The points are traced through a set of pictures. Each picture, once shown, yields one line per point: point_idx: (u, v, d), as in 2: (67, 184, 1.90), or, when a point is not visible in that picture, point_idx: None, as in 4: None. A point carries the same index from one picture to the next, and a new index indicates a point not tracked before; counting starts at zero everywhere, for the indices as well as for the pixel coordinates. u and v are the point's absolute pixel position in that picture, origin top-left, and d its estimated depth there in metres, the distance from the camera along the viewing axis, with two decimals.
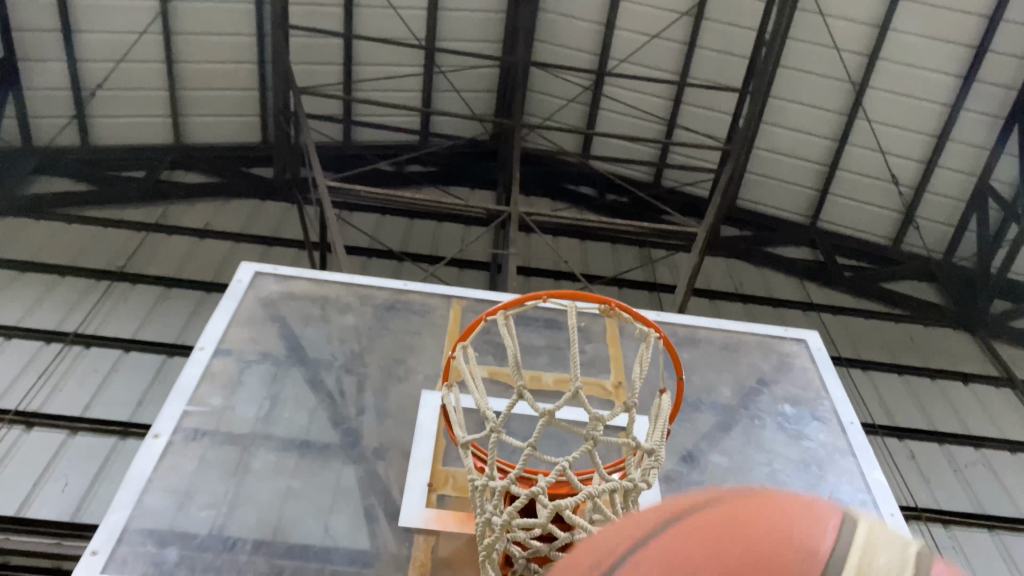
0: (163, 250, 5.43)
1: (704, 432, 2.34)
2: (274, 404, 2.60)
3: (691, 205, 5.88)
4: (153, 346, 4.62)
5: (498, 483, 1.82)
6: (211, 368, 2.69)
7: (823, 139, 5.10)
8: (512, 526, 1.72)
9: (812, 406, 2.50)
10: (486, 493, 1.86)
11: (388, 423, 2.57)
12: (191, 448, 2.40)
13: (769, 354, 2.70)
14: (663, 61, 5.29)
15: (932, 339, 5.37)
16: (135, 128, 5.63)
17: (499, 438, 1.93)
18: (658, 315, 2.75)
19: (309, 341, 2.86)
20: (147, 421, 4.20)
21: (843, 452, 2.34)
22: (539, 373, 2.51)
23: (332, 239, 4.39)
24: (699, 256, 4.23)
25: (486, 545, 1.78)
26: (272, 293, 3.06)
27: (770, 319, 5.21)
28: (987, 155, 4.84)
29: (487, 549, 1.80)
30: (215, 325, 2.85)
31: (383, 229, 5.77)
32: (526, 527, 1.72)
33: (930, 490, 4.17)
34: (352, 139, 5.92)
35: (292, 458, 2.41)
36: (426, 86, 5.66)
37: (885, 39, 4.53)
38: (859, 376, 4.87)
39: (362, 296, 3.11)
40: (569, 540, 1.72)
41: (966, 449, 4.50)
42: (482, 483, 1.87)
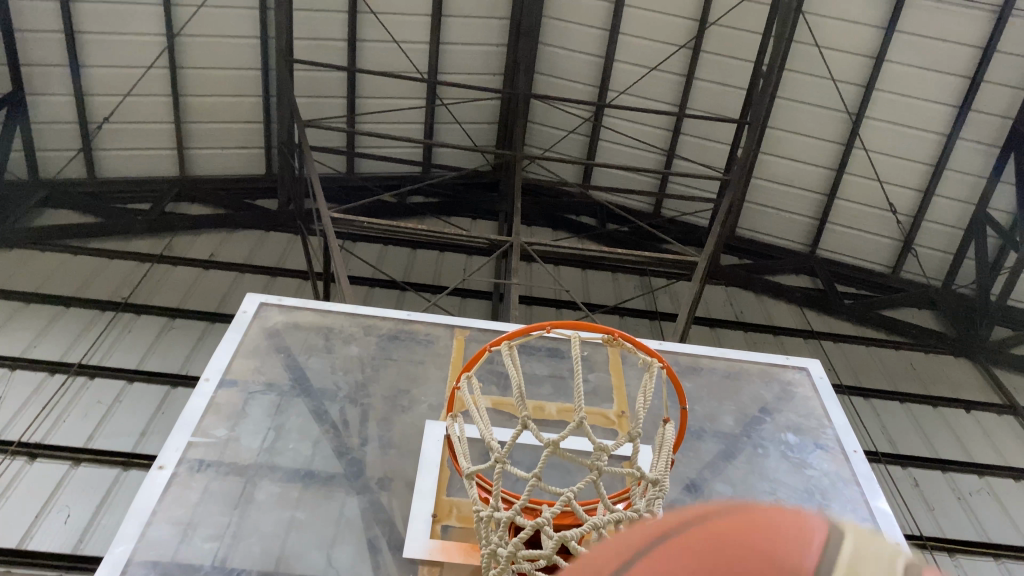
0: (167, 280, 5.48)
1: (707, 461, 2.36)
2: (278, 434, 2.62)
3: (691, 234, 5.94)
4: (157, 376, 4.64)
5: (503, 514, 1.83)
6: (215, 399, 2.71)
7: (821, 168, 5.17)
8: (517, 558, 1.74)
9: (814, 435, 2.52)
10: (490, 524, 1.87)
11: (392, 452, 2.60)
12: (195, 480, 2.41)
13: (772, 383, 2.72)
14: (662, 93, 5.38)
15: (933, 365, 5.36)
16: (142, 160, 5.74)
17: (504, 468, 1.96)
18: (660, 344, 2.77)
19: (313, 372, 2.89)
20: (151, 452, 4.21)
21: (846, 481, 2.36)
22: (542, 403, 2.54)
23: (336, 269, 4.44)
24: (699, 285, 4.27)
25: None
26: (277, 324, 3.10)
27: (771, 347, 5.23)
28: (983, 182, 4.91)
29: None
30: (220, 356, 2.89)
31: (386, 259, 5.83)
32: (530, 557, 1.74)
33: (934, 518, 4.17)
34: (354, 171, 6.00)
35: (295, 489, 2.43)
36: (427, 117, 5.75)
37: (880, 70, 4.62)
38: (860, 404, 4.88)
39: (366, 327, 3.15)
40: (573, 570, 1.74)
41: (970, 476, 4.48)
42: (487, 514, 1.88)
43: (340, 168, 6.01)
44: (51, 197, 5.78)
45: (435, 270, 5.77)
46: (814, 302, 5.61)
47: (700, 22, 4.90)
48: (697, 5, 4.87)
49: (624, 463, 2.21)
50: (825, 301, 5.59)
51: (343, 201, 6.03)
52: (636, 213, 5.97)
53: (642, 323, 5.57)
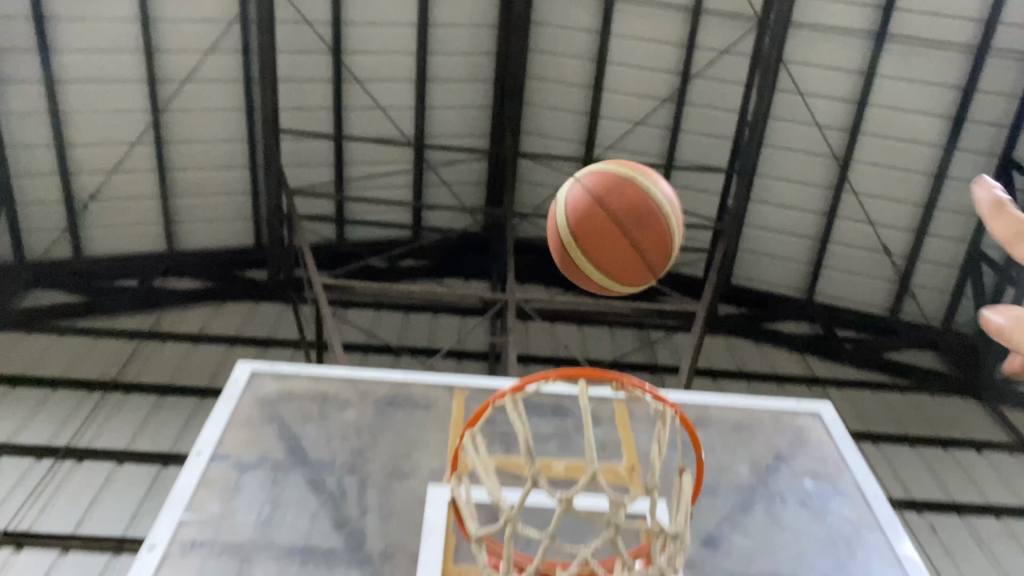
0: (157, 358, 5.35)
1: (725, 514, 2.65)
2: (275, 507, 2.61)
3: (686, 285, 6.25)
4: (147, 456, 4.50)
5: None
6: (209, 474, 2.71)
7: (810, 214, 5.53)
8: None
9: (833, 481, 2.85)
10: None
11: (393, 521, 2.58)
12: (188, 559, 2.39)
13: (784, 430, 3.10)
14: (646, 146, 5.48)
15: (945, 410, 5.69)
16: (129, 237, 5.63)
17: (515, 530, 1.97)
18: (668, 396, 3.15)
19: (310, 442, 2.90)
20: (143, 534, 4.08)
21: (869, 527, 2.66)
22: (550, 461, 2.58)
23: (328, 336, 4.38)
24: (699, 335, 4.61)
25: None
26: (269, 394, 3.13)
27: (772, 394, 5.54)
28: (974, 224, 5.27)
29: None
30: (212, 429, 2.90)
31: (380, 323, 5.81)
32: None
33: (956, 566, 4.36)
34: (344, 238, 6.00)
35: (294, 564, 2.41)
36: (417, 182, 5.75)
37: (865, 114, 4.98)
38: (871, 450, 5.16)
39: (362, 392, 3.18)
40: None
41: (988, 520, 4.73)
42: None
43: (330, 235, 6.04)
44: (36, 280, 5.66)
45: (430, 332, 5.76)
46: (815, 347, 6.00)
47: (682, 75, 5.04)
48: (676, 59, 5.04)
49: (641, 518, 2.26)
50: (826, 346, 5.97)
51: (330, 267, 5.99)
52: None
53: (643, 377, 5.53)
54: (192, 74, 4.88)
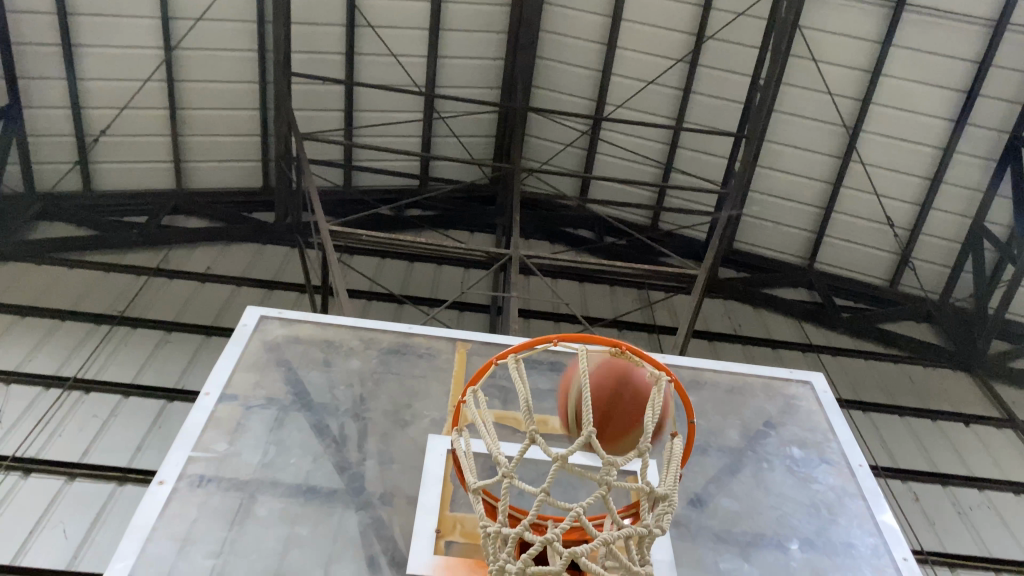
0: (164, 294, 5.42)
1: (712, 476, 2.75)
2: (279, 449, 2.71)
3: (688, 247, 6.35)
4: (153, 391, 4.60)
5: (510, 531, 1.97)
6: (217, 413, 2.81)
7: (817, 182, 5.57)
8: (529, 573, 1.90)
9: (820, 449, 2.96)
10: (500, 539, 2.01)
11: (393, 467, 2.69)
12: (195, 494, 2.49)
13: (775, 397, 3.19)
14: (658, 107, 5.50)
15: (936, 382, 5.81)
16: (139, 173, 5.71)
17: (512, 484, 2.06)
18: (664, 359, 3.24)
19: (315, 387, 2.99)
20: (147, 466, 4.20)
21: (852, 495, 2.76)
22: (546, 417, 2.68)
23: (334, 282, 4.46)
24: (698, 298, 4.69)
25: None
26: (277, 337, 3.22)
27: (767, 360, 5.65)
28: (980, 199, 5.31)
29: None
30: (220, 370, 2.99)
31: (384, 272, 5.88)
32: (543, 570, 1.89)
33: (936, 534, 4.50)
34: (352, 184, 6.05)
35: (297, 504, 2.51)
36: (426, 131, 5.77)
37: (877, 84, 4.98)
38: (860, 417, 5.29)
39: (367, 340, 3.26)
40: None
41: (970, 491, 4.86)
42: (495, 531, 2.01)
43: (338, 181, 6.08)
44: (46, 212, 5.72)
45: (433, 282, 5.84)
46: (813, 315, 6.09)
47: (697, 36, 5.03)
48: (693, 19, 5.01)
49: (630, 476, 2.39)
50: (824, 314, 6.07)
51: (338, 213, 6.06)
52: (635, 226, 6.35)
53: (640, 337, 5.74)
54: (204, 12, 4.81)
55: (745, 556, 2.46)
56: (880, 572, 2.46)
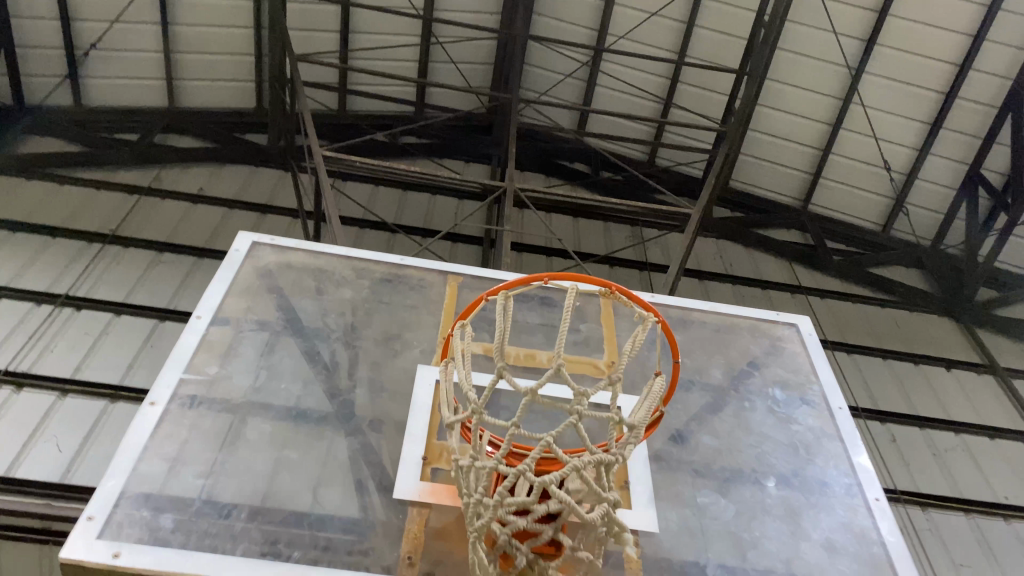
0: (156, 214, 5.39)
1: (695, 413, 2.81)
2: (270, 374, 2.75)
3: (683, 185, 6.35)
4: (145, 310, 4.61)
5: (486, 463, 2.04)
6: (209, 336, 2.84)
7: (816, 122, 5.53)
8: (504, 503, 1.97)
9: (800, 389, 3.02)
10: (475, 472, 2.06)
11: (382, 396, 2.74)
12: (186, 415, 2.54)
13: (761, 338, 3.24)
14: (660, 40, 5.41)
15: (919, 325, 5.97)
16: (131, 89, 5.61)
17: (482, 417, 2.12)
18: (653, 298, 3.27)
19: (306, 314, 3.03)
20: (139, 385, 4.25)
21: (828, 436, 2.82)
22: (533, 352, 2.76)
23: (327, 208, 4.45)
24: (691, 237, 4.72)
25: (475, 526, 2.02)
26: (269, 263, 3.24)
27: (755, 299, 5.71)
28: (978, 147, 5.30)
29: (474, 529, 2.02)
30: (212, 294, 3.02)
31: (377, 200, 5.88)
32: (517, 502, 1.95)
33: (910, 475, 4.62)
34: (347, 108, 5.98)
35: (287, 428, 2.56)
36: (423, 56, 5.67)
37: (884, 25, 4.89)
38: (843, 359, 5.39)
39: (359, 270, 3.29)
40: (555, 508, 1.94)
41: (947, 434, 4.99)
42: (468, 464, 2.09)
43: (332, 104, 6.00)
44: (37, 126, 5.64)
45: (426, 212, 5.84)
46: (803, 256, 6.15)
47: None
48: None
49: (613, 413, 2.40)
50: (815, 257, 6.13)
51: (332, 138, 6.01)
52: (631, 162, 6.35)
53: (632, 274, 5.78)
54: None
55: (722, 492, 2.53)
56: (853, 510, 2.55)
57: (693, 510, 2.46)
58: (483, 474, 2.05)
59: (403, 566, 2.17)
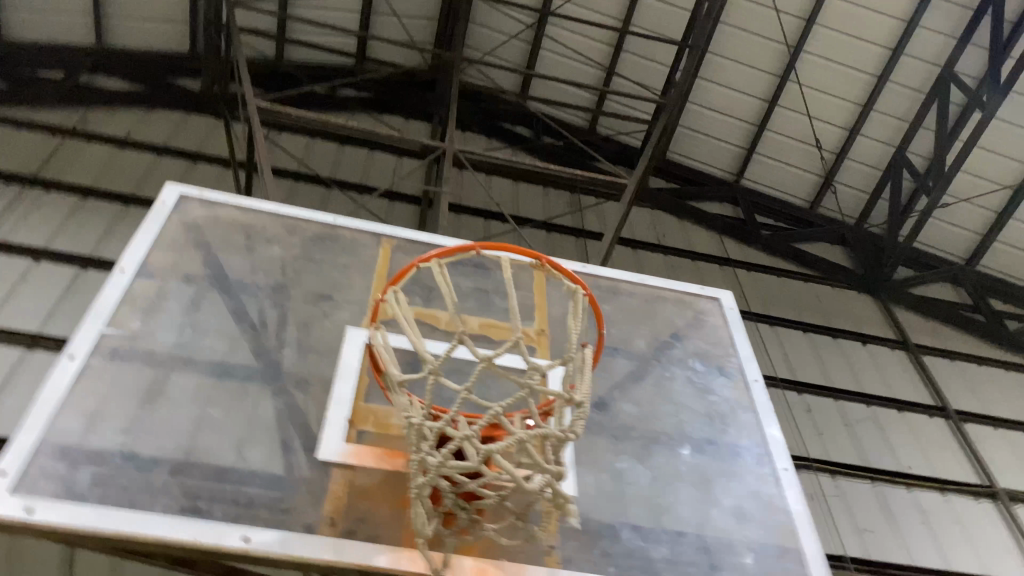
0: (80, 158, 5.20)
1: (617, 382, 2.88)
2: (195, 331, 2.72)
3: (622, 153, 6.44)
4: (67, 257, 4.49)
5: (433, 425, 2.07)
6: (132, 290, 2.79)
7: (754, 99, 5.63)
8: (445, 467, 2.00)
9: (719, 361, 3.13)
10: (421, 432, 2.08)
11: (311, 356, 2.74)
12: (107, 370, 2.49)
13: (685, 310, 3.33)
14: (606, 6, 5.41)
15: (839, 301, 6.27)
16: (55, 25, 5.35)
17: (435, 381, 2.15)
18: (583, 268, 3.33)
19: (234, 270, 2.99)
20: (58, 333, 4.14)
21: (743, 407, 2.94)
22: (465, 317, 2.79)
23: (260, 160, 4.37)
24: (627, 206, 4.81)
25: (419, 483, 2.07)
26: (197, 218, 3.19)
27: (686, 271, 5.85)
28: (904, 131, 5.49)
29: (418, 486, 2.06)
30: (136, 247, 2.95)
31: (313, 154, 5.78)
32: (459, 469, 2.00)
33: (821, 443, 4.83)
34: (284, 57, 5.84)
35: (211, 386, 2.54)
36: (366, 8, 5.56)
37: (824, 6, 4.97)
38: (767, 331, 5.60)
39: (290, 228, 3.25)
40: (492, 478, 1.99)
41: (859, 405, 5.28)
42: (416, 423, 2.11)
43: (270, 52, 5.85)
44: None
45: (363, 169, 5.78)
46: (734, 229, 6.33)
47: None
48: None
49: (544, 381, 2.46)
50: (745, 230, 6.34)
51: (268, 88, 5.87)
52: (572, 127, 6.39)
53: (568, 241, 5.85)
54: None
55: (639, 458, 2.62)
56: (762, 480, 2.68)
57: (611, 474, 2.54)
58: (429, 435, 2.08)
59: (324, 525, 2.20)
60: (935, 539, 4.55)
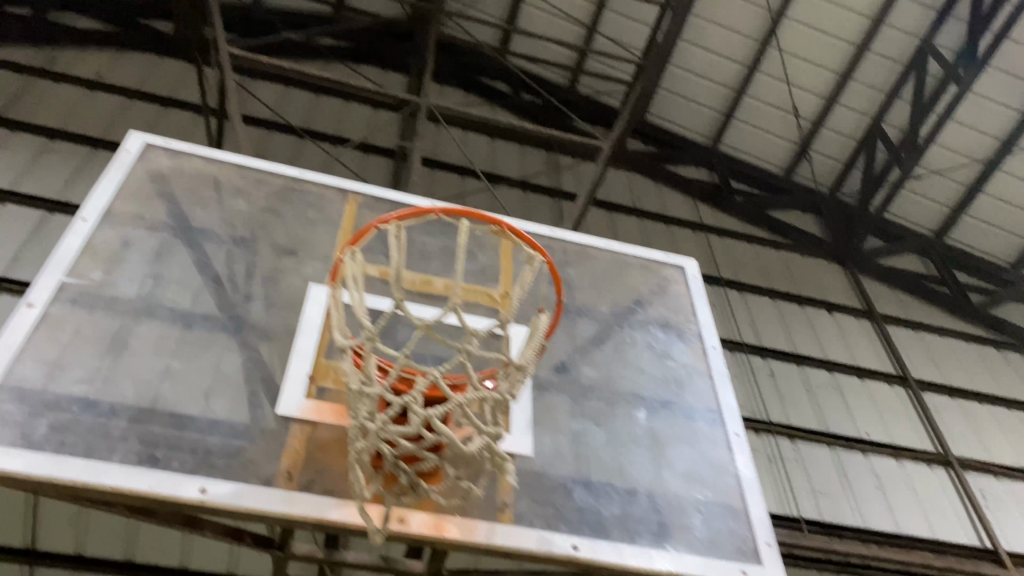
0: (47, 98, 5.09)
1: (578, 345, 2.92)
2: (158, 282, 2.70)
3: (601, 114, 6.43)
4: (33, 200, 4.42)
5: (373, 389, 2.13)
6: (94, 240, 2.76)
7: (735, 63, 5.60)
8: (387, 431, 2.08)
9: (680, 327, 3.17)
10: (362, 399, 2.14)
11: (275, 311, 2.74)
12: (67, 320, 2.48)
13: (650, 276, 3.36)
14: None
15: (808, 269, 6.33)
16: None
17: (375, 345, 2.22)
18: (551, 232, 3.36)
19: (200, 222, 2.97)
20: (23, 278, 4.09)
21: (700, 373, 3.00)
22: (429, 278, 2.80)
23: (230, 108, 4.30)
24: (602, 168, 4.81)
25: (359, 448, 2.13)
26: (163, 168, 3.16)
27: (659, 234, 5.88)
28: (881, 101, 5.50)
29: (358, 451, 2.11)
30: (99, 196, 2.92)
31: (287, 103, 5.70)
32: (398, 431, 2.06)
33: (783, 408, 4.89)
34: (260, 2, 5.72)
35: (172, 338, 2.54)
36: None
37: None
38: (735, 297, 5.66)
39: (257, 181, 3.23)
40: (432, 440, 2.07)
41: (821, 372, 5.37)
42: (358, 387, 2.17)
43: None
44: None
45: (338, 121, 5.72)
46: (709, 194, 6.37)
47: None
48: None
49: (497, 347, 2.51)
50: (719, 196, 6.42)
51: (243, 33, 5.76)
52: (551, 85, 6.35)
53: (542, 200, 5.86)
54: None
55: (595, 420, 2.67)
56: (715, 444, 2.74)
57: (568, 436, 2.59)
58: (370, 400, 2.14)
59: (281, 478, 2.22)
60: (888, 502, 4.66)
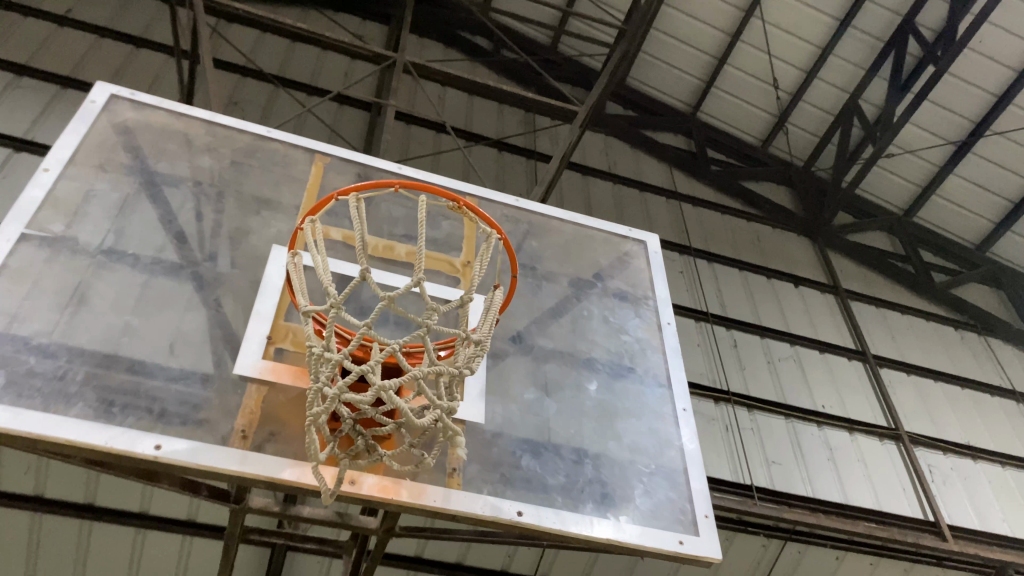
0: (16, 32, 4.98)
1: (535, 318, 2.97)
2: (119, 238, 2.69)
3: (581, 76, 6.44)
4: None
5: (333, 357, 2.12)
6: (56, 192, 2.74)
7: (717, 31, 5.59)
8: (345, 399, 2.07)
9: (637, 302, 3.23)
10: (322, 364, 2.12)
11: (236, 272, 2.75)
12: (25, 272, 2.45)
13: (612, 250, 3.41)
14: None
15: (777, 241, 6.38)
16: None
17: (338, 313, 2.20)
18: (517, 201, 3.39)
19: (164, 175, 2.98)
20: None
21: (654, 349, 3.06)
22: (392, 244, 2.82)
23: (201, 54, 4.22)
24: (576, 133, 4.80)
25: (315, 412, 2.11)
26: (128, 121, 3.13)
27: (633, 200, 5.90)
28: (861, 77, 5.52)
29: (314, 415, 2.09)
30: (63, 146, 2.89)
31: (261, 51, 5.62)
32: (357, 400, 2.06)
33: (742, 378, 4.91)
34: None
35: (132, 296, 2.53)
36: None
37: None
38: (704, 266, 5.71)
39: (223, 138, 3.22)
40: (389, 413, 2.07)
41: (783, 344, 5.39)
42: (318, 353, 2.15)
43: None
44: None
45: (313, 71, 5.66)
46: (684, 162, 6.40)
47: None
48: None
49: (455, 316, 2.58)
50: (695, 165, 6.44)
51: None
52: (533, 43, 6.36)
53: (517, 161, 5.85)
54: None
55: (546, 390, 2.73)
56: (663, 420, 2.81)
57: (520, 406, 2.64)
58: (329, 367, 2.12)
59: (236, 437, 2.23)
60: (839, 476, 4.65)
